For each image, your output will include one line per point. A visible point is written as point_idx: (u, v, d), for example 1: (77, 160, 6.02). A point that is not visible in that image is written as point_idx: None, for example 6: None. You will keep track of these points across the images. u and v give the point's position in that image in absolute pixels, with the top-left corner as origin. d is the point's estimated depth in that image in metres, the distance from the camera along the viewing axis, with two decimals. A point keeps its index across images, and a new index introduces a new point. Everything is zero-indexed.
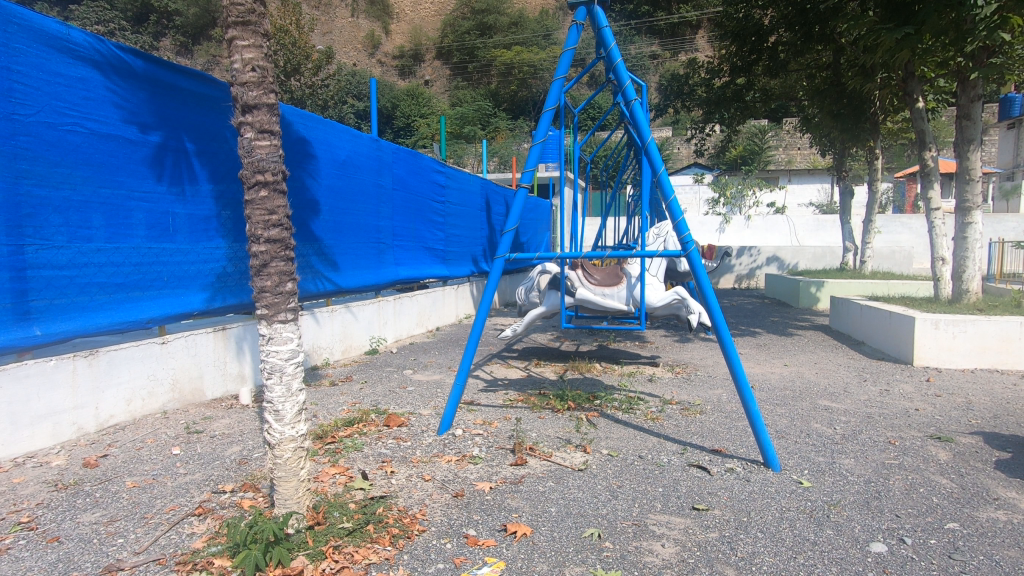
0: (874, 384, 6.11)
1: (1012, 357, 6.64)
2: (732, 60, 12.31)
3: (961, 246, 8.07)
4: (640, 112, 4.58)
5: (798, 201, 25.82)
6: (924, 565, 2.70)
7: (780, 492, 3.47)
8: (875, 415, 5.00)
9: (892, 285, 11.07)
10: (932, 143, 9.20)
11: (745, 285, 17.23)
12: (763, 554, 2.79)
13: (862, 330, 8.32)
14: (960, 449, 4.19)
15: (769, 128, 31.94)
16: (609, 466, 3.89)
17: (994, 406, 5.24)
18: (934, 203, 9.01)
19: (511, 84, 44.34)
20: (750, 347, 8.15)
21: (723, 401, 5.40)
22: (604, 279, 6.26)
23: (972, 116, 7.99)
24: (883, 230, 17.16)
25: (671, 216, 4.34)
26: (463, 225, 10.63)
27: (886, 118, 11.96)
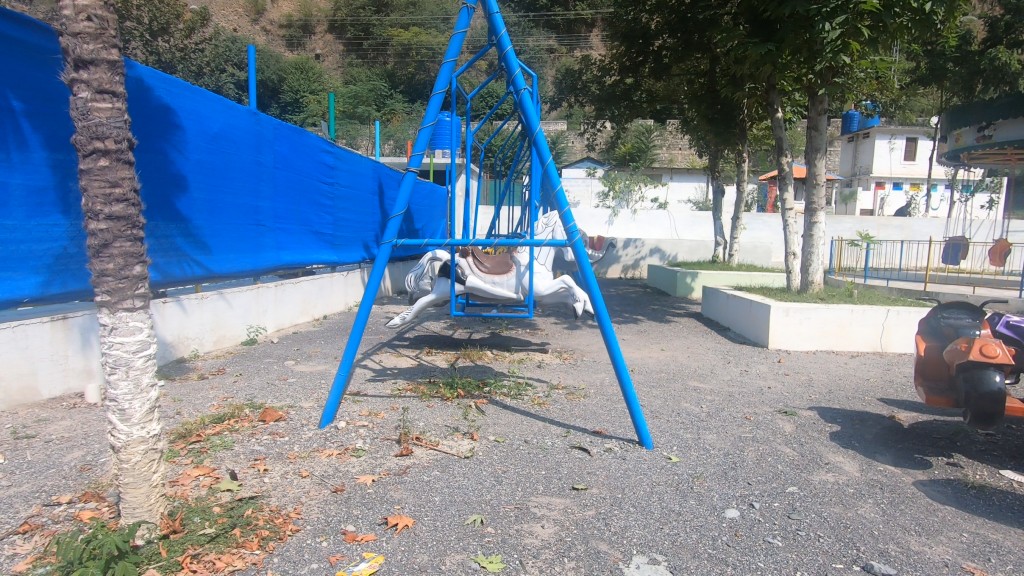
0: (736, 365, 6.77)
1: (846, 341, 7.65)
2: (622, 59, 12.88)
3: (808, 243, 9.11)
4: (529, 103, 4.66)
5: (678, 198, 27.87)
6: (768, 526, 3.01)
7: (652, 468, 3.72)
8: (734, 393, 5.55)
9: (753, 277, 12.31)
10: (789, 150, 10.26)
11: (630, 275, 18.32)
12: (633, 527, 2.96)
13: (728, 317, 9.17)
14: (801, 421, 4.77)
15: (655, 128, 34.07)
16: (495, 452, 3.94)
17: (830, 383, 6.00)
18: (788, 204, 10.11)
19: (409, 66, 43.17)
20: (631, 333, 8.66)
21: (605, 385, 5.68)
22: (494, 268, 6.31)
23: (819, 128, 9.05)
24: (747, 227, 19.01)
25: (557, 206, 4.44)
26: (354, 209, 10.19)
27: (752, 124, 13.19)
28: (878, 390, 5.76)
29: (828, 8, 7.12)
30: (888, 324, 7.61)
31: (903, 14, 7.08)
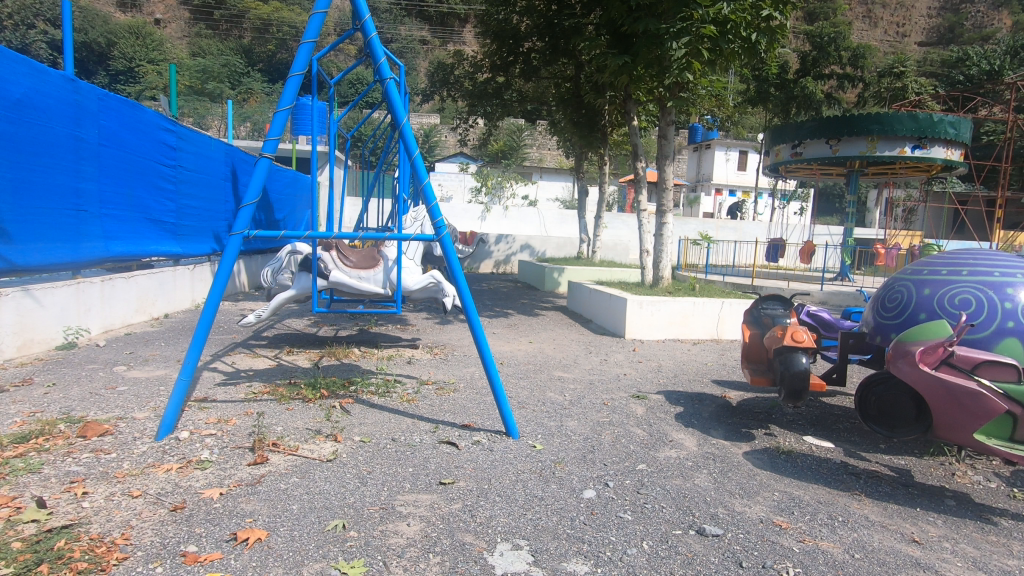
0: (597, 355, 7.25)
1: (689, 330, 8.54)
2: (493, 57, 13.09)
3: (658, 241, 10.01)
4: (395, 93, 4.55)
5: (547, 196, 29.05)
6: (620, 502, 3.27)
7: (517, 457, 3.85)
8: (595, 381, 5.94)
9: (613, 272, 13.24)
10: (643, 156, 11.16)
11: (502, 270, 18.75)
12: (499, 516, 3.04)
13: (590, 310, 9.77)
14: (651, 403, 5.24)
15: (526, 128, 35.14)
16: (360, 453, 3.80)
17: (676, 368, 6.67)
18: (643, 205, 11.00)
19: (269, 43, 39.99)
20: (501, 327, 8.87)
21: (474, 378, 5.76)
22: (359, 262, 6.09)
23: (667, 137, 9.98)
24: (608, 226, 20.38)
25: (424, 201, 4.39)
26: (202, 196, 9.19)
27: (612, 130, 14.16)
28: (714, 373, 6.52)
29: (675, 29, 7.86)
30: (723, 314, 8.64)
31: (734, 41, 8.09)
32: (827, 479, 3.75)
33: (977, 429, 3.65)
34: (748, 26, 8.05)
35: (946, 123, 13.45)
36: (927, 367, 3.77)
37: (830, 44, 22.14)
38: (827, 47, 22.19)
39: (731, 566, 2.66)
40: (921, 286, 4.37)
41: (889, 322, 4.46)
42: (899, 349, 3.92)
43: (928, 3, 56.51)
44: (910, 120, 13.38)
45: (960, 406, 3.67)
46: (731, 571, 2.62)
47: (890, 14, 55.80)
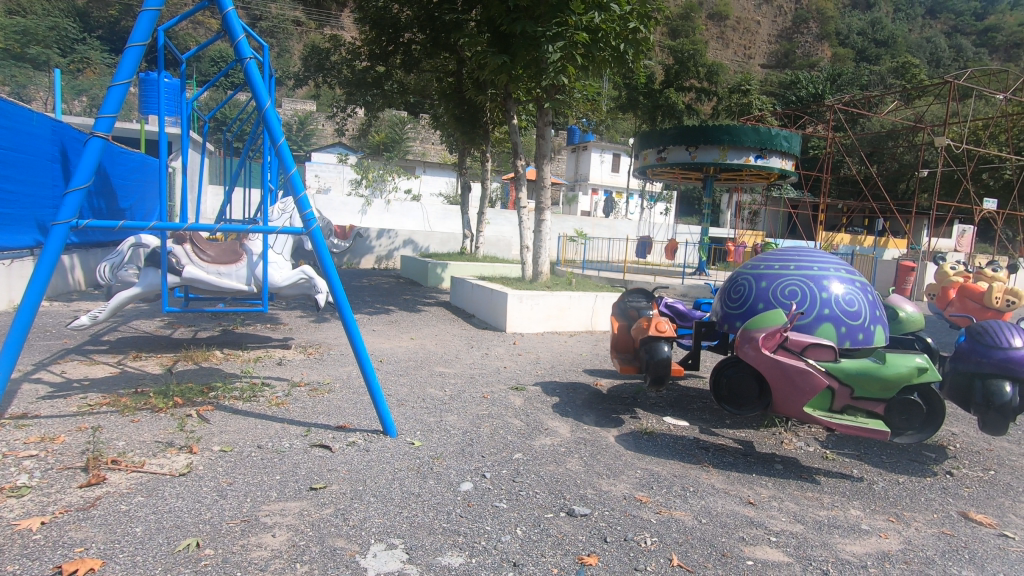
0: (478, 349, 7.33)
1: (565, 322, 8.94)
2: (371, 46, 12.63)
3: (537, 237, 10.34)
4: (256, 75, 4.23)
5: (430, 191, 28.67)
6: (495, 492, 3.34)
7: (394, 455, 3.78)
8: (475, 375, 6.01)
9: (495, 267, 13.46)
10: (523, 155, 11.44)
11: (384, 266, 18.25)
12: (373, 517, 2.97)
13: (472, 305, 9.85)
14: (529, 394, 5.42)
15: (408, 121, 34.46)
16: (219, 464, 3.49)
17: (553, 359, 6.95)
18: (523, 202, 11.27)
19: (110, 8, 35.11)
20: (382, 324, 8.63)
21: (351, 378, 5.54)
22: (219, 256, 5.59)
23: (545, 136, 10.34)
24: (491, 222, 20.66)
25: (292, 191, 4.14)
26: (21, 180, 7.83)
27: (493, 127, 14.35)
28: (588, 362, 6.90)
29: (550, 32, 8.18)
30: (596, 307, 9.16)
31: (605, 49, 8.55)
32: (681, 455, 4.13)
33: (804, 402, 4.23)
34: (617, 36, 8.53)
35: (782, 137, 15.34)
36: (767, 350, 4.28)
37: (689, 60, 24.38)
38: (687, 62, 24.40)
39: (598, 542, 2.84)
40: (759, 279, 4.98)
41: (734, 311, 5.01)
42: (745, 335, 4.42)
43: (769, 30, 63.95)
44: (754, 132, 15.12)
45: (792, 383, 4.23)
46: (597, 546, 2.79)
47: (739, 38, 62.44)
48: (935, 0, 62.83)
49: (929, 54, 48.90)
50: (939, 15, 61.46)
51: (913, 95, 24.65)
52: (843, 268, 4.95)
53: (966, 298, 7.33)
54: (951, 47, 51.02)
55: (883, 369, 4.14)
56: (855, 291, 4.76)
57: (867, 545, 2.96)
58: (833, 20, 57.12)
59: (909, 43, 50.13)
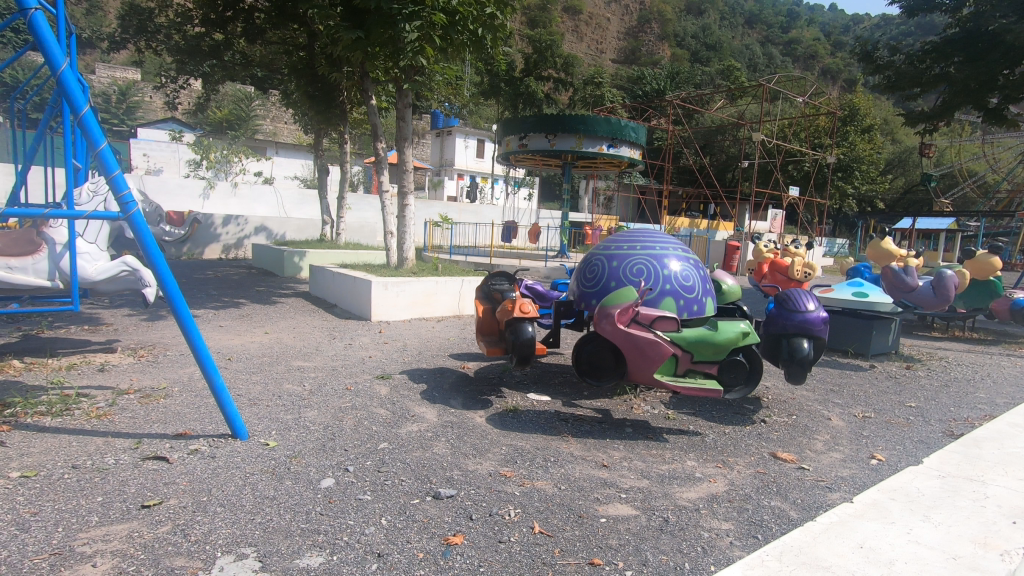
0: (341, 340, 7.01)
1: (433, 308, 8.89)
2: (205, 10, 11.26)
3: (401, 223, 10.10)
4: (46, 30, 3.58)
5: (284, 174, 26.60)
6: (359, 485, 3.23)
7: (245, 459, 3.49)
8: (337, 367, 5.74)
9: (358, 255, 12.93)
10: (383, 137, 11.02)
11: (233, 255, 16.64)
12: (219, 528, 2.72)
13: (334, 295, 9.39)
14: (395, 382, 5.32)
15: (256, 97, 31.53)
16: (20, 493, 2.95)
17: (420, 346, 6.88)
18: (385, 187, 10.90)
19: None
20: (230, 318, 7.88)
21: (193, 380, 4.99)
22: (7, 247, 4.69)
23: (405, 119, 10.09)
24: (353, 207, 19.74)
25: (101, 171, 3.58)
26: None
27: (352, 108, 13.64)
28: (455, 347, 6.93)
29: (407, 11, 7.94)
30: (464, 291, 9.21)
31: (463, 33, 8.49)
32: (544, 428, 4.33)
33: (653, 369, 4.65)
34: (475, 21, 8.51)
35: (630, 128, 16.52)
36: (622, 325, 4.62)
37: (547, 50, 25.16)
38: (545, 52, 25.21)
39: (463, 521, 2.88)
40: (611, 259, 5.36)
41: (590, 290, 5.35)
42: (602, 311, 4.72)
43: (618, 27, 68.22)
44: (605, 123, 16.11)
45: (642, 353, 4.63)
46: (463, 525, 2.83)
47: (592, 33, 65.70)
48: (751, 13, 71.65)
49: (747, 60, 55.77)
50: (755, 26, 70.19)
51: (736, 95, 27.99)
52: (680, 248, 5.49)
53: (776, 272, 8.60)
54: (765, 56, 58.75)
55: (716, 335, 4.69)
56: (689, 268, 5.31)
57: (700, 491, 3.35)
58: (671, 23, 62.73)
59: (733, 49, 56.68)
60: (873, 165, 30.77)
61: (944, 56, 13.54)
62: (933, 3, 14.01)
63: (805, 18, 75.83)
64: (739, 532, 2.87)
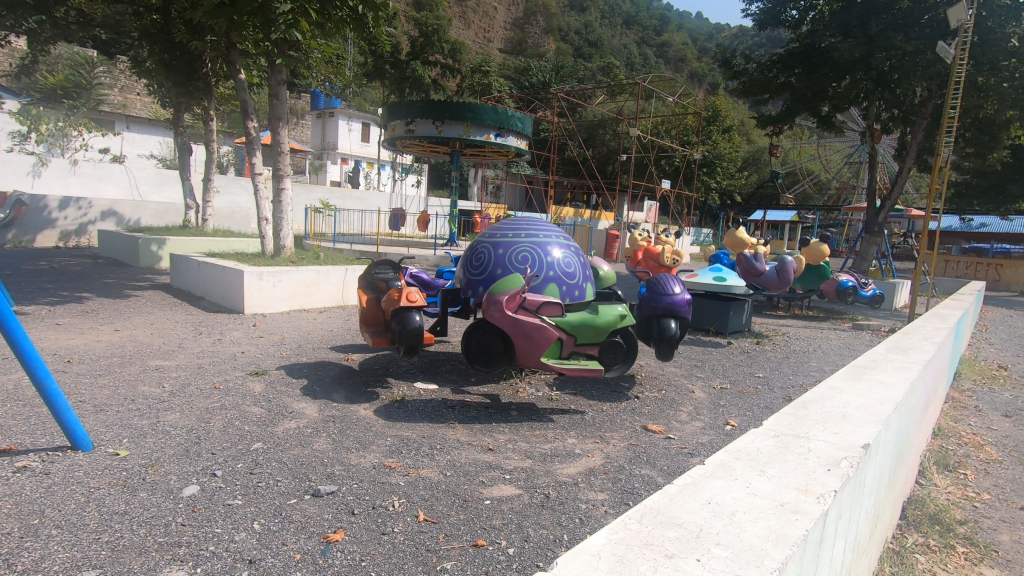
0: (208, 335, 6.42)
1: (314, 299, 8.44)
2: None
3: (277, 209, 9.45)
4: None
5: (137, 152, 23.67)
6: (228, 490, 2.99)
7: (88, 473, 3.08)
8: (204, 365, 5.26)
9: (229, 243, 11.89)
10: (254, 115, 10.17)
11: (74, 244, 14.54)
12: (56, 553, 2.39)
13: (200, 286, 8.57)
14: (271, 379, 4.99)
15: (99, 62, 27.59)
16: None
17: (300, 339, 6.51)
18: (258, 169, 10.08)
19: None
20: (70, 315, 6.90)
21: (19, 388, 4.29)
22: None
23: (279, 97, 9.41)
24: (222, 190, 18.05)
25: None
26: None
27: (218, 82, 12.44)
28: (338, 339, 6.65)
29: None
30: (347, 281, 8.91)
31: (342, 9, 8.06)
32: (431, 417, 4.31)
33: (540, 353, 4.80)
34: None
35: (516, 118, 16.76)
36: (510, 311, 4.70)
37: (433, 34, 24.72)
38: (431, 36, 24.61)
39: (345, 517, 2.79)
40: (496, 247, 5.44)
41: (476, 277, 5.40)
42: (491, 298, 4.77)
43: (505, 17, 68.49)
44: (492, 111, 16.20)
45: (528, 338, 4.75)
46: (344, 521, 2.74)
47: (479, 20, 65.30)
48: (628, 14, 75.68)
49: (625, 59, 58.97)
50: (631, 27, 74.20)
51: (615, 92, 29.48)
52: (562, 237, 5.70)
53: (649, 258, 9.18)
54: (641, 56, 62.46)
55: (596, 318, 4.95)
56: (571, 255, 5.54)
57: (578, 466, 3.54)
58: (556, 18, 64.36)
59: (612, 48, 59.63)
60: (732, 162, 34.11)
61: (786, 67, 15.31)
62: (779, 18, 15.75)
63: (675, 24, 81.66)
64: (612, 501, 3.08)
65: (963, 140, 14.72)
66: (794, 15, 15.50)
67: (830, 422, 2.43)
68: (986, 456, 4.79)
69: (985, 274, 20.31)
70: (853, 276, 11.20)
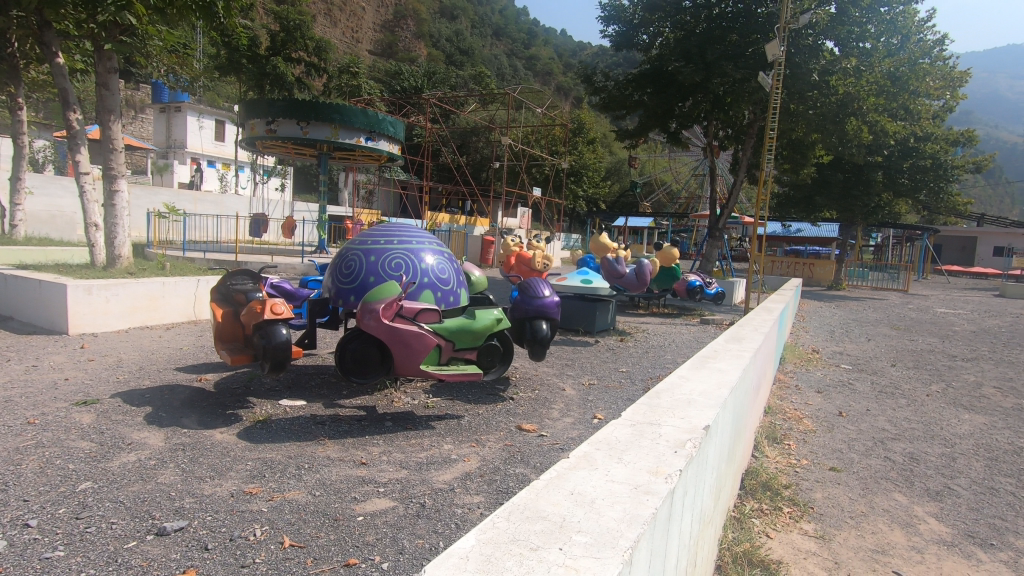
0: (20, 362, 5.45)
1: (159, 314, 7.54)
2: None
3: (109, 214, 8.30)
4: None
5: None
6: (46, 541, 2.57)
7: None
8: (12, 398, 4.45)
9: (47, 252, 10.21)
10: (77, 106, 8.81)
11: None
12: None
13: (7, 304, 7.25)
14: (103, 408, 4.36)
15: None
16: None
17: (141, 360, 5.77)
18: (83, 168, 8.73)
19: None
20: None
21: None
22: None
23: (110, 87, 8.26)
24: (36, 191, 15.30)
25: None
26: None
27: (28, 64, 10.60)
28: (188, 358, 6.01)
29: None
30: (199, 293, 8.07)
31: None
32: (297, 435, 4.05)
33: (418, 360, 4.72)
34: None
35: (387, 122, 16.37)
36: (386, 319, 4.58)
37: (295, 30, 23.40)
38: (294, 32, 23.37)
39: (196, 554, 2.53)
40: (368, 254, 5.29)
41: (347, 286, 5.19)
42: (365, 307, 4.60)
43: (374, 17, 66.67)
44: (362, 114, 15.68)
45: (406, 346, 4.65)
46: (196, 559, 2.48)
47: (346, 19, 63.03)
48: (497, 25, 77.66)
49: (496, 69, 60.59)
50: (501, 38, 76.37)
51: (488, 101, 30.12)
52: (435, 243, 5.69)
53: (522, 263, 9.56)
54: (510, 67, 64.51)
55: (473, 323, 5.00)
56: (444, 261, 5.54)
57: (454, 471, 3.55)
58: (426, 23, 64.18)
59: (483, 57, 60.92)
60: (596, 172, 36.47)
61: (640, 86, 16.75)
62: (632, 41, 17.03)
63: (541, 38, 85.41)
64: (488, 502, 3.13)
65: (782, 157, 17.18)
66: (644, 39, 16.83)
67: (678, 408, 2.70)
68: (804, 428, 5.62)
69: (802, 272, 23.83)
70: (699, 276, 12.57)
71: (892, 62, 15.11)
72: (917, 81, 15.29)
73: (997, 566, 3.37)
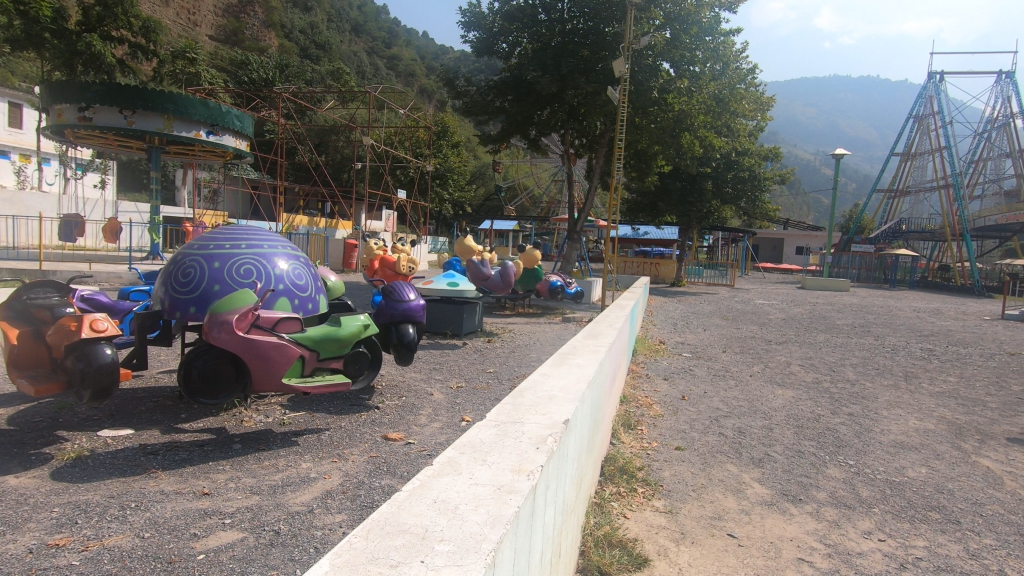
0: None
1: None
2: None
3: None
4: None
5: None
6: None
7: None
8: None
9: None
10: None
11: None
12: None
13: None
14: None
15: None
16: None
17: None
18: None
19: None
20: None
21: None
22: None
23: None
24: None
25: None
26: None
27: None
28: None
29: None
30: None
31: None
32: (120, 470, 3.51)
33: (279, 374, 4.34)
34: None
35: (233, 115, 14.90)
36: (241, 332, 4.14)
37: (116, 5, 20.44)
38: (113, 7, 20.38)
39: None
40: (210, 260, 4.76)
41: (185, 296, 4.61)
42: (214, 319, 4.13)
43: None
44: (202, 106, 14.10)
45: (264, 360, 4.25)
46: None
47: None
48: (355, 21, 74.74)
49: (355, 67, 58.38)
50: (360, 35, 73.77)
51: (347, 99, 28.85)
52: (288, 247, 5.28)
53: (386, 267, 9.26)
54: (371, 66, 62.51)
55: (339, 330, 4.72)
56: (300, 267, 5.17)
57: (313, 491, 3.32)
58: (276, 12, 59.82)
59: (340, 53, 58.28)
60: (461, 175, 36.74)
61: (500, 93, 17.21)
62: (492, 48, 17.58)
63: (402, 38, 83.99)
64: (351, 519, 2.98)
65: (630, 166, 18.76)
66: (503, 48, 17.46)
67: (540, 405, 2.78)
68: (653, 413, 6.15)
69: (649, 271, 26.17)
70: (562, 277, 13.00)
71: (716, 86, 17.08)
72: (736, 103, 17.58)
73: (805, 518, 3.96)
